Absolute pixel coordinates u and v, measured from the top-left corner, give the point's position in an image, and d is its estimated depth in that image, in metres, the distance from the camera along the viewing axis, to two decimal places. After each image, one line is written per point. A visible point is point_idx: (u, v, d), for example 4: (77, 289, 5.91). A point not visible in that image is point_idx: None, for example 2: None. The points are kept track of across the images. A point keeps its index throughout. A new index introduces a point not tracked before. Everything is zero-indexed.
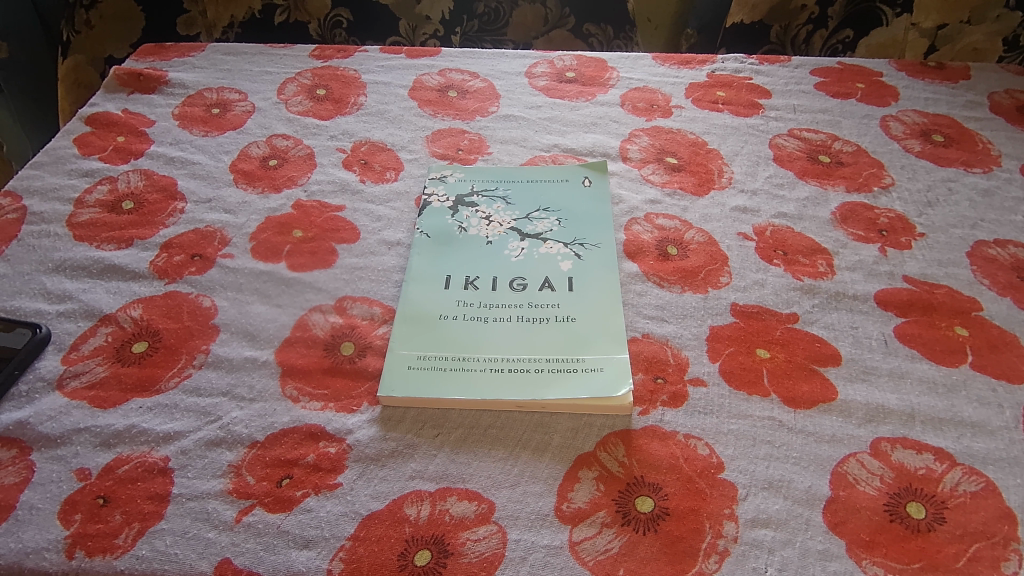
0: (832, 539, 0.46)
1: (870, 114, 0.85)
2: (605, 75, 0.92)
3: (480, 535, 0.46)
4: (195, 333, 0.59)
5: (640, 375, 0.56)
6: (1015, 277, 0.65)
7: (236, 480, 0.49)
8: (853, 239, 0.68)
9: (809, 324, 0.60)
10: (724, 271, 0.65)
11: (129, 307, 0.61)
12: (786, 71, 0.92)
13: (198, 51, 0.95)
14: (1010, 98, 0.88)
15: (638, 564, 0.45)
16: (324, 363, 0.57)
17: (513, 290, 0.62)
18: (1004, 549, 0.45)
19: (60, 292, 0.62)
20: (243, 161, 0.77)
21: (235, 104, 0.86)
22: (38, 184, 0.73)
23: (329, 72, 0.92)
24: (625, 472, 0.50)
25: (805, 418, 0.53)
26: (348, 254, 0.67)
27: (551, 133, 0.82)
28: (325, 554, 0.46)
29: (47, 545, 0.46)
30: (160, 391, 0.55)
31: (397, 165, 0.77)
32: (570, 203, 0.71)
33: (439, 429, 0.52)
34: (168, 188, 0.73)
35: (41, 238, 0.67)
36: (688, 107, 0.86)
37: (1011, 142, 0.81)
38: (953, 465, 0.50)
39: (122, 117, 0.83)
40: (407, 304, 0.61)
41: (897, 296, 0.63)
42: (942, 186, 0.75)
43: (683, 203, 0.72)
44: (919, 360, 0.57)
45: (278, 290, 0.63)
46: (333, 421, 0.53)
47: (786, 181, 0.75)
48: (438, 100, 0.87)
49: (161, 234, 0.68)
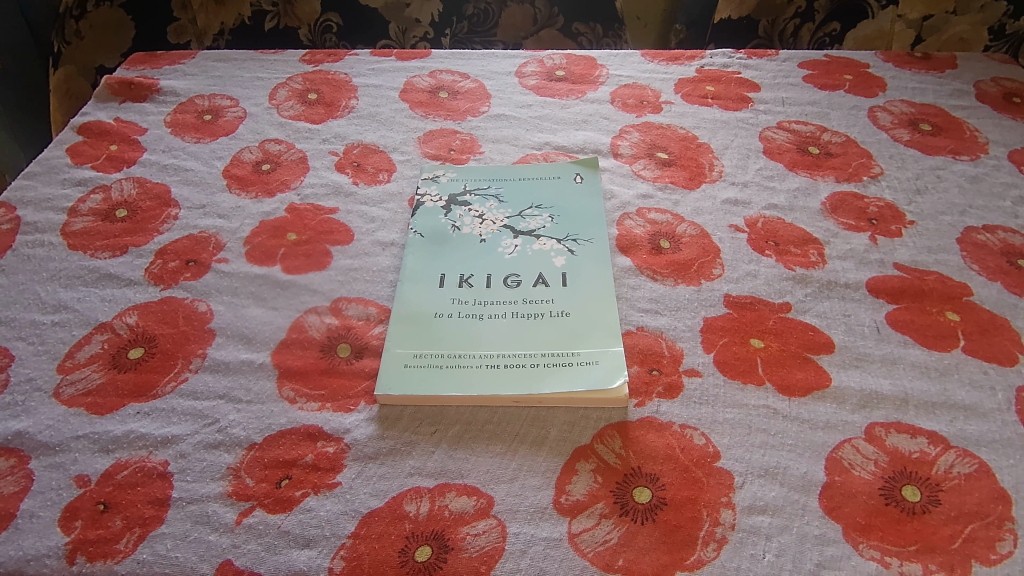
0: (828, 524, 0.46)
1: (858, 105, 0.86)
2: (595, 72, 0.93)
3: (481, 530, 0.47)
4: (192, 337, 0.59)
5: (635, 367, 0.56)
6: (1005, 262, 0.65)
7: (235, 482, 0.50)
8: (844, 228, 0.69)
9: (802, 313, 0.60)
10: (716, 262, 0.65)
11: (125, 314, 0.61)
12: (774, 64, 0.93)
13: (189, 58, 0.95)
14: (996, 86, 0.89)
15: (636, 553, 0.45)
16: (320, 364, 0.57)
17: (507, 286, 0.62)
18: (998, 529, 0.46)
19: (55, 301, 0.63)
20: (236, 166, 0.77)
21: (227, 110, 0.86)
22: (32, 195, 0.73)
23: (320, 76, 0.92)
24: (622, 463, 0.50)
25: (799, 405, 0.53)
26: (342, 256, 0.67)
27: (542, 131, 0.82)
28: (326, 552, 0.46)
29: (47, 552, 0.46)
30: (157, 396, 0.55)
31: (390, 166, 0.78)
32: (562, 199, 0.72)
33: (437, 425, 0.53)
34: (162, 196, 0.73)
35: (36, 248, 0.68)
36: (678, 102, 0.87)
37: (999, 130, 0.82)
38: (947, 448, 0.50)
39: (114, 126, 0.83)
40: (402, 303, 0.61)
41: (888, 283, 0.63)
42: (931, 174, 0.76)
43: (674, 197, 0.73)
44: (911, 346, 0.58)
45: (274, 293, 0.63)
46: (331, 421, 0.53)
47: (776, 173, 0.76)
48: (429, 101, 0.87)
49: (156, 241, 0.68)
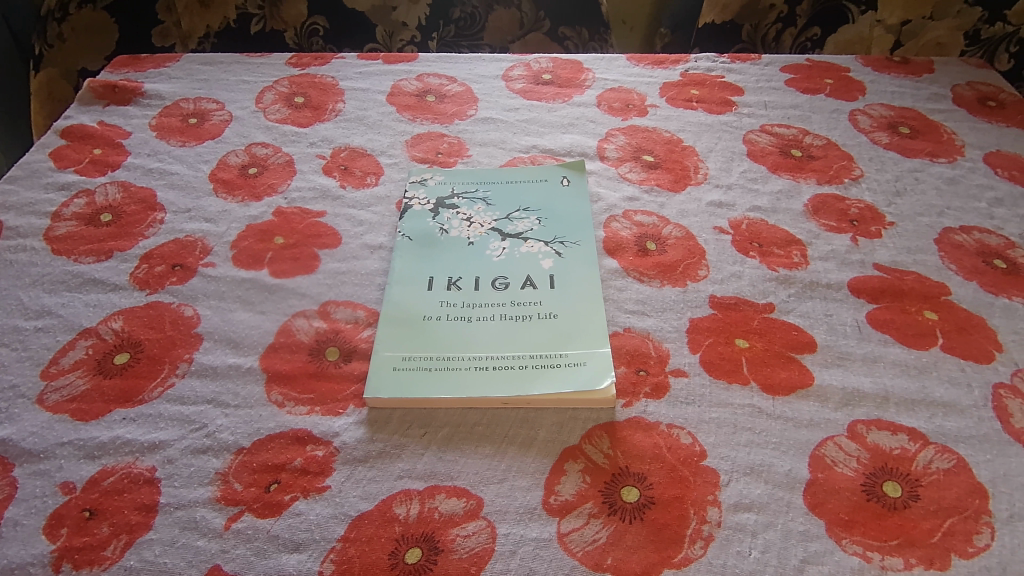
0: (812, 520, 0.47)
1: (839, 108, 0.87)
2: (581, 76, 0.93)
3: (470, 531, 0.47)
4: (179, 342, 0.59)
5: (623, 368, 0.57)
6: (981, 262, 0.67)
7: (224, 486, 0.50)
8: (825, 230, 0.70)
9: (785, 313, 0.61)
10: (701, 264, 0.66)
11: (110, 319, 0.61)
12: (757, 68, 0.94)
13: (174, 61, 0.95)
14: (972, 90, 0.90)
15: (625, 552, 0.46)
16: (309, 367, 0.57)
17: (496, 289, 0.63)
18: (976, 522, 0.47)
19: (39, 307, 0.62)
20: (222, 170, 0.77)
21: (212, 114, 0.86)
22: (14, 199, 0.73)
23: (307, 79, 0.92)
24: (610, 463, 0.51)
25: (783, 404, 0.54)
26: (330, 259, 0.67)
27: (529, 134, 0.83)
28: (316, 556, 0.46)
29: (33, 560, 0.46)
30: (143, 402, 0.55)
31: (377, 169, 0.78)
32: (549, 202, 0.72)
33: (426, 427, 0.53)
34: (146, 200, 0.73)
35: (18, 253, 0.67)
36: (663, 106, 0.88)
37: (975, 132, 0.83)
38: (926, 445, 0.51)
39: (97, 130, 0.82)
40: (391, 306, 0.62)
41: (869, 283, 0.64)
42: (909, 176, 0.77)
43: (660, 199, 0.74)
44: (891, 344, 0.59)
45: (262, 297, 0.63)
46: (320, 424, 0.53)
47: (760, 175, 0.77)
48: (417, 104, 0.88)
49: (141, 245, 0.68)
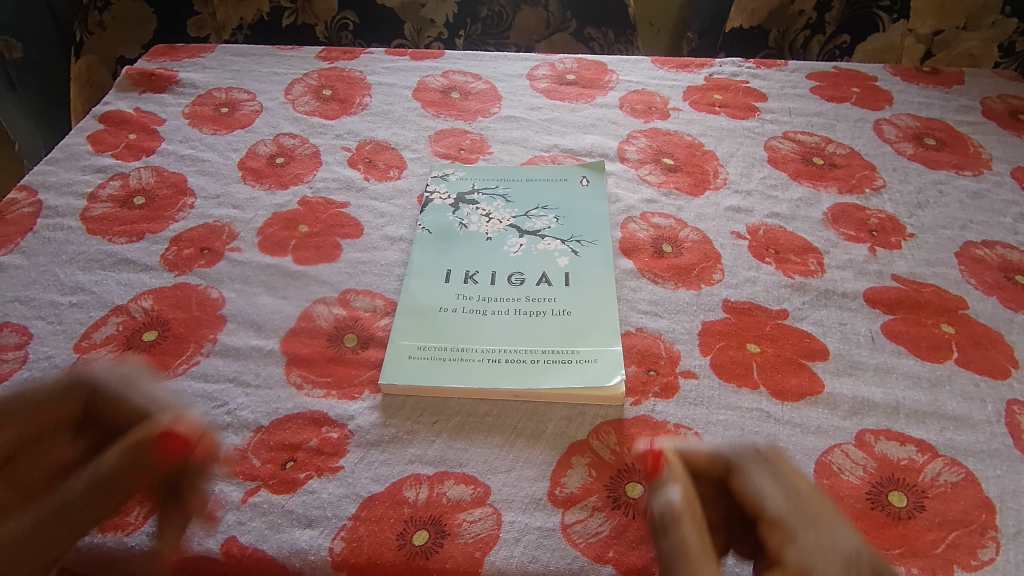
0: None
1: (864, 117, 0.87)
2: (605, 77, 0.94)
3: (477, 517, 0.48)
4: (204, 322, 0.61)
5: (633, 367, 0.57)
6: (1003, 277, 0.67)
7: (242, 462, 0.51)
8: (844, 239, 0.70)
9: (799, 320, 0.62)
10: (717, 268, 0.67)
11: (140, 298, 0.63)
12: (782, 75, 0.94)
13: (208, 52, 0.97)
14: (1002, 103, 0.90)
15: (626, 546, 0.47)
16: (327, 352, 0.59)
17: (511, 284, 0.64)
18: (981, 537, 0.47)
19: (74, 283, 0.64)
20: (251, 158, 0.79)
21: (243, 104, 0.88)
22: (53, 179, 0.75)
23: (335, 73, 0.94)
24: (616, 458, 0.51)
25: (792, 409, 0.54)
26: (351, 249, 0.69)
27: (551, 134, 0.84)
28: (326, 533, 0.47)
29: None
30: (168, 377, 0.57)
31: (400, 163, 0.79)
32: (568, 202, 0.73)
33: (437, 415, 0.54)
34: (178, 185, 0.75)
35: (56, 231, 0.69)
36: (686, 109, 0.88)
37: (1003, 146, 0.83)
38: (934, 457, 0.52)
39: (133, 115, 0.85)
40: (408, 297, 0.63)
41: (886, 294, 0.64)
42: (933, 188, 0.77)
43: (678, 203, 0.74)
44: (905, 356, 0.59)
45: (284, 283, 0.65)
46: (335, 408, 0.55)
47: (780, 182, 0.77)
48: (441, 101, 0.89)
49: (171, 228, 0.70)
